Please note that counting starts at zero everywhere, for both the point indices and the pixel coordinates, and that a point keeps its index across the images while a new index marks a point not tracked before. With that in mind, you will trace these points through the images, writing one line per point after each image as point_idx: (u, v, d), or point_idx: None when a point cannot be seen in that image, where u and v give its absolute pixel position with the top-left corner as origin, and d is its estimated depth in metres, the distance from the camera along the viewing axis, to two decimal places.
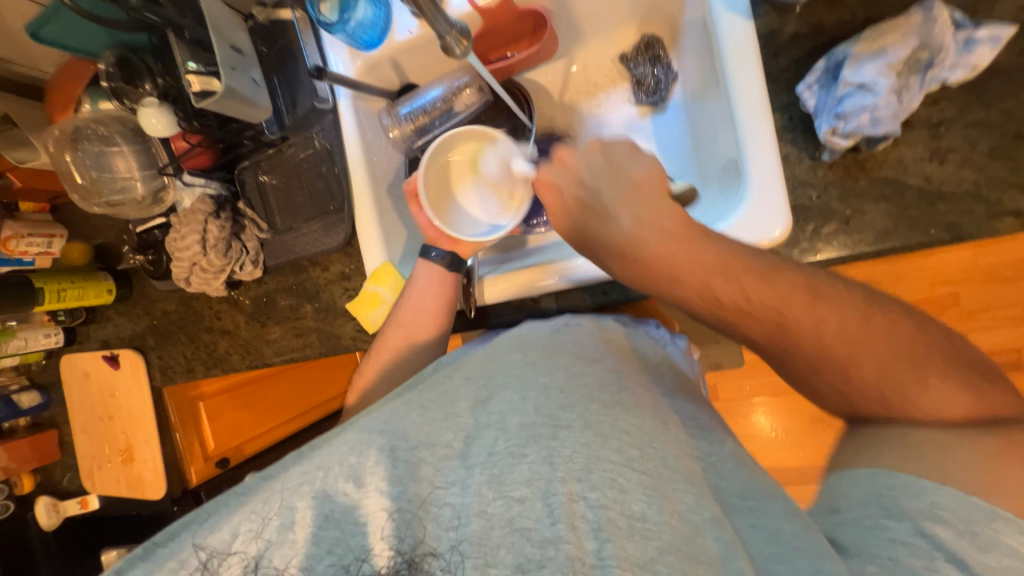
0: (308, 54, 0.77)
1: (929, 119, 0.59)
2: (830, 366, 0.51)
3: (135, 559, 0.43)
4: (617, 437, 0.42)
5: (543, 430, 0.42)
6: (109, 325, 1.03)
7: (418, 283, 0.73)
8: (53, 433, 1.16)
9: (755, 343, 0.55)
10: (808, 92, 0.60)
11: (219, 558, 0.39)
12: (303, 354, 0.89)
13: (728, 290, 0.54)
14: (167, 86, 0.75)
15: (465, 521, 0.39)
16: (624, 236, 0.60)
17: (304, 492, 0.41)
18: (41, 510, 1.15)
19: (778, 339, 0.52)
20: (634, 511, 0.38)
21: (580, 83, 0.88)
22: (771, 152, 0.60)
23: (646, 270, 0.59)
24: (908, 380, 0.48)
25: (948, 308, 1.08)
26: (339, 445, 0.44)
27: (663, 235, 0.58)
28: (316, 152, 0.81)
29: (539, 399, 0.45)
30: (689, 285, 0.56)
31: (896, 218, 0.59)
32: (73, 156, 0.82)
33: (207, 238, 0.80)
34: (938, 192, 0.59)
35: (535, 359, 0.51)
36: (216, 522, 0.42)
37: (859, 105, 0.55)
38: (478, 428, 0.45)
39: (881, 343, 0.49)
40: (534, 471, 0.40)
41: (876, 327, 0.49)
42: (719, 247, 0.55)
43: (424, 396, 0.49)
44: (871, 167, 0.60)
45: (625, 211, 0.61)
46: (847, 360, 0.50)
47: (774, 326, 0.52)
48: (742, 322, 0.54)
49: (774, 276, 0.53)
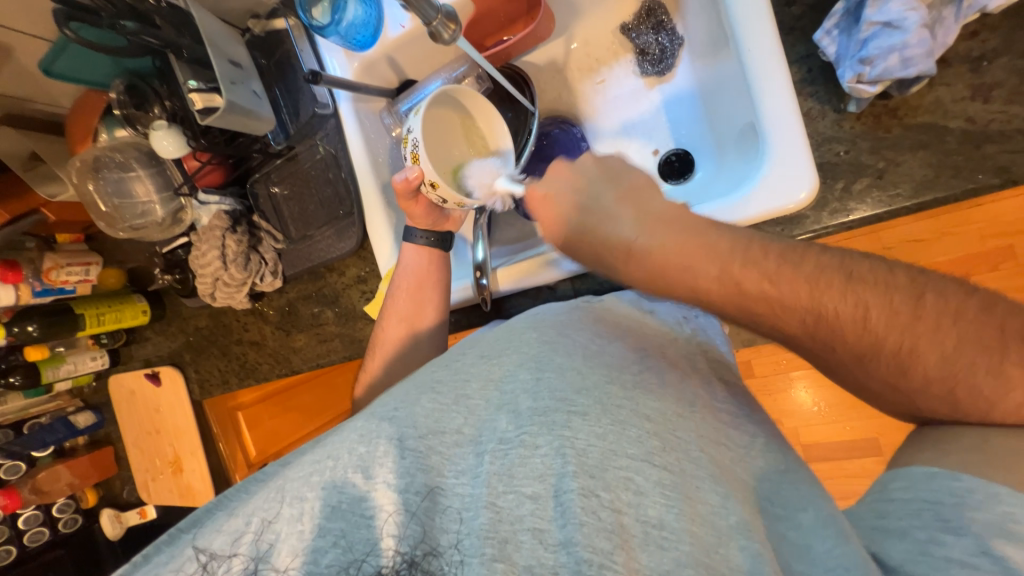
0: (305, 60, 0.78)
1: (969, 54, 0.54)
2: (880, 356, 0.44)
3: (157, 547, 0.43)
4: (636, 426, 0.40)
5: (557, 418, 0.40)
6: (149, 344, 1.08)
7: (407, 269, 0.73)
8: (110, 449, 1.23)
9: (793, 340, 0.47)
10: (827, 39, 0.56)
11: (232, 554, 0.38)
12: (329, 359, 0.90)
13: (755, 279, 0.45)
14: (174, 107, 0.77)
15: (475, 513, 0.38)
16: (626, 241, 0.51)
17: (314, 482, 0.40)
18: (106, 521, 1.23)
19: (816, 333, 0.45)
20: (651, 517, 0.37)
21: (581, 59, 0.85)
22: (791, 107, 0.56)
23: (660, 273, 0.49)
24: (977, 376, 0.42)
25: (1004, 262, 1.03)
26: (348, 433, 0.43)
27: (679, 232, 0.49)
28: (322, 159, 0.82)
29: (554, 380, 0.43)
30: (707, 280, 0.47)
31: (937, 166, 0.54)
32: (95, 185, 0.85)
33: (227, 253, 0.82)
34: (984, 133, 0.53)
35: (553, 338, 0.48)
36: (223, 521, 0.41)
37: (886, 46, 0.51)
38: (490, 411, 0.43)
39: (943, 326, 0.42)
40: (546, 464, 0.39)
41: (928, 308, 0.42)
42: (728, 238, 0.47)
43: (436, 379, 0.47)
44: (904, 113, 0.55)
45: (615, 206, 0.52)
46: (903, 350, 0.43)
47: (812, 319, 0.45)
48: (776, 318, 0.46)
49: (799, 262, 0.45)
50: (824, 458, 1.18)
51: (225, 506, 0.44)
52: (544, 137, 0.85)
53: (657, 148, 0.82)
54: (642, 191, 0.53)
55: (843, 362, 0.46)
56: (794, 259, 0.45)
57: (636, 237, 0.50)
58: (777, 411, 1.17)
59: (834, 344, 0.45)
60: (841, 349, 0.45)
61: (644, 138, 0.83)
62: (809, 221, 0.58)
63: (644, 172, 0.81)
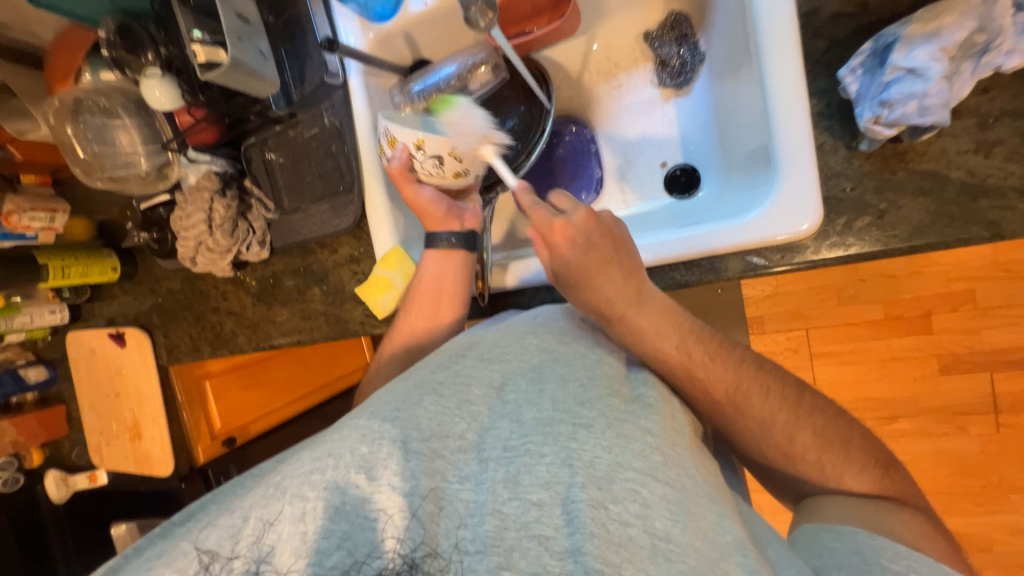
0: (318, 24, 0.75)
1: (978, 109, 0.56)
2: (774, 430, 0.52)
3: (154, 538, 0.42)
4: (640, 441, 0.41)
5: (562, 428, 0.41)
6: (115, 302, 1.02)
7: (425, 275, 0.70)
8: (61, 408, 1.16)
9: (709, 402, 0.53)
10: (850, 77, 0.57)
11: (233, 555, 0.36)
12: (311, 337, 0.86)
13: (700, 355, 0.53)
14: (170, 56, 0.72)
15: (480, 519, 0.38)
16: (614, 308, 0.55)
17: (315, 481, 0.38)
18: (50, 482, 1.16)
19: (731, 402, 0.52)
20: (659, 529, 0.37)
21: (601, 61, 0.84)
22: (807, 138, 0.58)
23: (636, 336, 0.54)
24: (836, 457, 0.52)
25: (963, 305, 1.13)
26: (350, 431, 0.42)
27: (662, 310, 0.55)
28: (324, 130, 0.78)
29: (557, 391, 0.44)
30: (669, 350, 0.53)
31: (934, 213, 0.57)
32: (74, 128, 0.80)
33: (213, 217, 0.78)
34: (982, 187, 0.56)
35: (553, 347, 0.50)
36: (220, 517, 0.39)
37: (907, 92, 0.52)
38: (493, 418, 0.44)
39: (817, 416, 0.53)
40: (552, 473, 0.39)
41: (808, 403, 0.53)
42: (689, 320, 0.56)
43: (437, 380, 0.46)
44: (911, 158, 0.57)
45: (621, 275, 0.55)
46: (789, 430, 0.52)
47: (732, 391, 0.52)
48: (707, 385, 0.52)
49: (730, 349, 0.55)
50: None
51: (222, 502, 0.43)
52: (555, 136, 0.85)
53: (665, 161, 0.82)
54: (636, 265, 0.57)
55: (749, 432, 0.54)
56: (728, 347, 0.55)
57: (628, 307, 0.54)
58: None
59: (744, 412, 0.52)
60: (746, 417, 0.52)
61: (654, 149, 0.83)
62: (809, 251, 0.60)
63: (649, 185, 0.82)
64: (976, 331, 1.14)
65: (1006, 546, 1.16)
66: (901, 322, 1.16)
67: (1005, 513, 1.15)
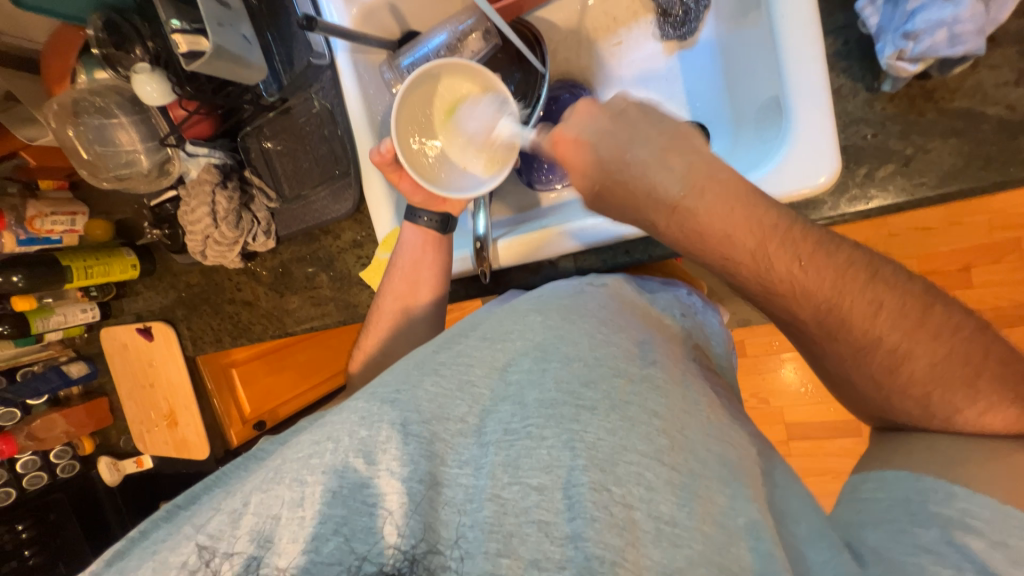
0: (300, 2, 0.73)
1: (1020, 33, 0.50)
2: (877, 356, 0.45)
3: (159, 520, 0.43)
4: (646, 424, 0.40)
5: (565, 411, 0.41)
6: (140, 298, 1.06)
7: (404, 248, 0.71)
8: (104, 400, 1.23)
9: (799, 325, 0.48)
10: (870, 8, 0.51)
11: (239, 540, 0.38)
12: (323, 323, 0.88)
13: (785, 259, 0.44)
14: (156, 48, 0.72)
15: (478, 505, 0.38)
16: (669, 197, 0.48)
17: (314, 465, 0.39)
18: (103, 468, 1.24)
19: (824, 321, 0.46)
20: (664, 513, 0.37)
21: (598, 17, 0.79)
22: (821, 83, 0.53)
23: (694, 235, 0.47)
24: (956, 388, 0.43)
25: (1006, 255, 1.05)
26: (350, 414, 0.42)
27: (726, 197, 0.46)
28: (317, 114, 0.77)
29: (560, 370, 0.43)
30: (742, 252, 0.46)
31: (967, 155, 0.51)
32: (75, 130, 0.81)
33: (217, 210, 0.79)
34: (1023, 123, 0.50)
35: (556, 324, 0.48)
36: (224, 501, 0.40)
37: (935, 19, 0.47)
38: (495, 400, 0.44)
39: (946, 335, 0.44)
40: (552, 456, 0.39)
41: (936, 320, 0.44)
42: (772, 212, 0.46)
43: (438, 361, 0.46)
44: (941, 96, 0.52)
45: (673, 158, 0.48)
46: (898, 357, 0.44)
47: (828, 306, 0.45)
48: (792, 302, 0.46)
49: (834, 248, 0.45)
50: (805, 437, 1.21)
51: (225, 484, 0.44)
52: (553, 101, 0.80)
53: (671, 121, 0.77)
54: (688, 141, 0.49)
55: (841, 360, 0.47)
56: (828, 245, 0.45)
57: (684, 194, 0.47)
58: (762, 389, 1.22)
59: (837, 332, 0.46)
60: (845, 340, 0.46)
61: (658, 108, 0.78)
62: (826, 207, 0.55)
63: None
64: (1020, 282, 1.06)
65: None
66: (936, 277, 1.09)
67: None
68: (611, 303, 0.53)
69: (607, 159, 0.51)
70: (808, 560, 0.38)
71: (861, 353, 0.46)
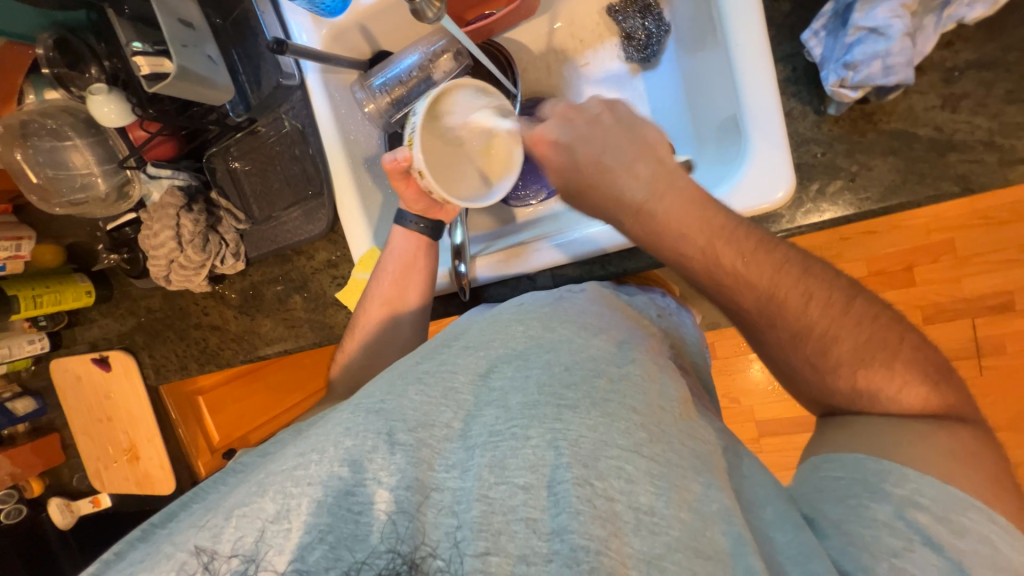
0: (269, 27, 0.72)
1: (943, 63, 0.56)
2: (808, 340, 0.48)
3: (135, 541, 0.42)
4: (625, 418, 0.41)
5: (547, 410, 0.41)
6: (95, 326, 1.00)
7: (394, 252, 0.70)
8: (55, 436, 1.14)
9: (741, 312, 0.50)
10: (814, 40, 0.57)
11: (223, 554, 0.36)
12: (297, 345, 0.85)
13: (732, 256, 0.48)
14: (114, 69, 0.70)
15: (466, 506, 0.38)
16: (634, 197, 0.51)
17: (299, 477, 0.38)
18: (54, 510, 1.16)
19: (765, 309, 0.48)
20: (642, 504, 0.38)
21: (565, 39, 0.82)
22: (773, 104, 0.57)
23: (655, 234, 0.50)
24: (879, 369, 0.47)
25: (943, 254, 1.13)
26: (333, 426, 0.42)
27: (685, 201, 0.49)
28: (287, 134, 0.76)
29: (541, 375, 0.44)
30: (693, 250, 0.49)
31: (905, 172, 0.57)
32: (24, 153, 0.78)
33: (182, 234, 0.76)
34: (950, 142, 0.55)
35: (538, 333, 0.49)
36: (207, 517, 0.39)
37: (870, 52, 0.52)
38: (479, 405, 0.44)
39: (864, 322, 0.48)
40: (537, 455, 0.39)
41: (857, 310, 0.48)
42: (723, 215, 0.49)
43: (421, 370, 0.46)
44: (879, 119, 0.57)
45: (640, 166, 0.51)
46: (827, 341, 0.48)
47: (767, 297, 0.48)
48: (738, 293, 0.49)
49: (772, 246, 0.48)
50: (775, 433, 1.27)
51: (202, 500, 0.43)
52: (525, 120, 0.82)
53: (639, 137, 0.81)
54: (657, 149, 0.52)
55: (775, 344, 0.50)
56: (768, 245, 0.48)
57: (648, 197, 0.50)
58: (732, 389, 1.27)
59: (773, 320, 0.49)
60: (782, 326, 0.48)
61: None
62: (784, 220, 0.60)
63: None
64: (956, 279, 1.15)
65: None
66: (884, 277, 1.17)
67: None
68: (590, 307, 0.55)
69: (584, 159, 0.53)
70: (774, 543, 0.40)
71: (796, 335, 0.48)
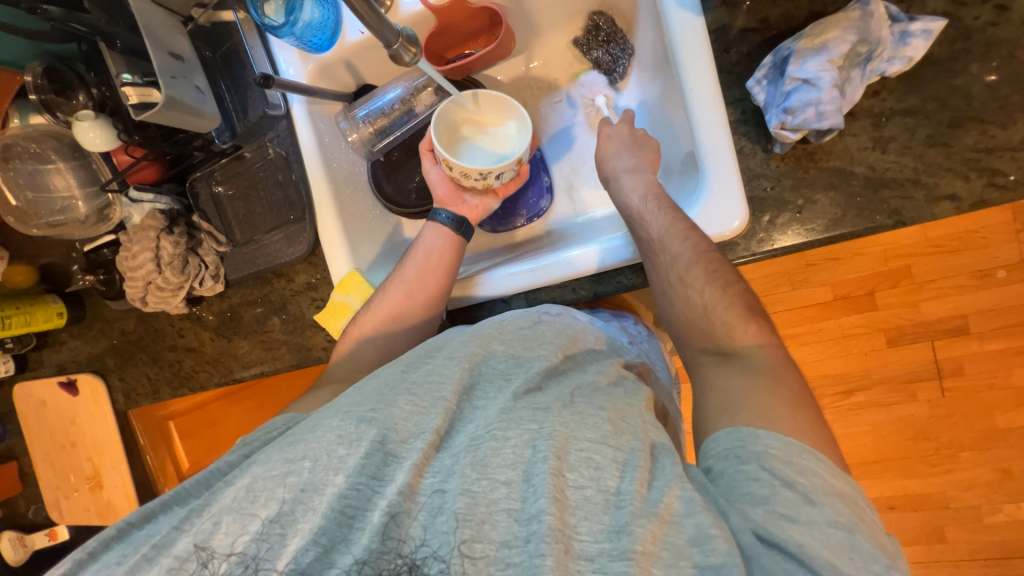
0: (257, 61, 0.75)
1: (872, 110, 0.62)
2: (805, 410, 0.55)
3: (110, 539, 0.43)
4: (593, 416, 0.44)
5: (523, 413, 0.43)
6: (64, 348, 0.97)
7: (424, 244, 0.72)
8: (12, 465, 1.10)
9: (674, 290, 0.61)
10: (757, 87, 0.62)
11: (219, 554, 0.38)
12: (273, 366, 0.85)
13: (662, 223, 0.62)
14: (102, 95, 0.72)
15: (451, 499, 0.39)
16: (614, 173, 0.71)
17: (291, 483, 0.40)
18: (5, 545, 1.10)
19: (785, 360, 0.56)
20: (609, 486, 0.40)
21: (539, 78, 0.88)
22: (725, 144, 0.62)
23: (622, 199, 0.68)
24: None
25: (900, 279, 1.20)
26: (325, 432, 0.43)
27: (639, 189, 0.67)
28: (271, 161, 0.79)
29: (520, 383, 0.47)
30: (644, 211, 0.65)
31: (844, 206, 0.62)
32: (4, 175, 0.79)
33: (161, 256, 0.77)
34: (882, 179, 0.61)
35: (519, 353, 0.51)
36: (193, 520, 0.41)
37: (805, 99, 0.58)
38: (462, 411, 0.46)
39: None
40: (517, 454, 0.41)
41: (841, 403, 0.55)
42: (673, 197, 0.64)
43: (411, 380, 0.48)
44: (819, 157, 0.63)
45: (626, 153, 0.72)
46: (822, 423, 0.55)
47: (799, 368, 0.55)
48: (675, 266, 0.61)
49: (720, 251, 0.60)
50: None
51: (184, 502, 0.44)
52: None
53: None
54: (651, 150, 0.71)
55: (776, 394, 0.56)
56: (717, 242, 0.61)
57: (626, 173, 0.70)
58: None
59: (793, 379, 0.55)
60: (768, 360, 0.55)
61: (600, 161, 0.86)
62: (740, 248, 0.64)
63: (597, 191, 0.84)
64: (914, 304, 1.22)
65: (963, 502, 1.24)
66: (849, 302, 1.23)
67: (959, 470, 1.24)
68: (568, 326, 0.57)
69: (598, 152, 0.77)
70: None
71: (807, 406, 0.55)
